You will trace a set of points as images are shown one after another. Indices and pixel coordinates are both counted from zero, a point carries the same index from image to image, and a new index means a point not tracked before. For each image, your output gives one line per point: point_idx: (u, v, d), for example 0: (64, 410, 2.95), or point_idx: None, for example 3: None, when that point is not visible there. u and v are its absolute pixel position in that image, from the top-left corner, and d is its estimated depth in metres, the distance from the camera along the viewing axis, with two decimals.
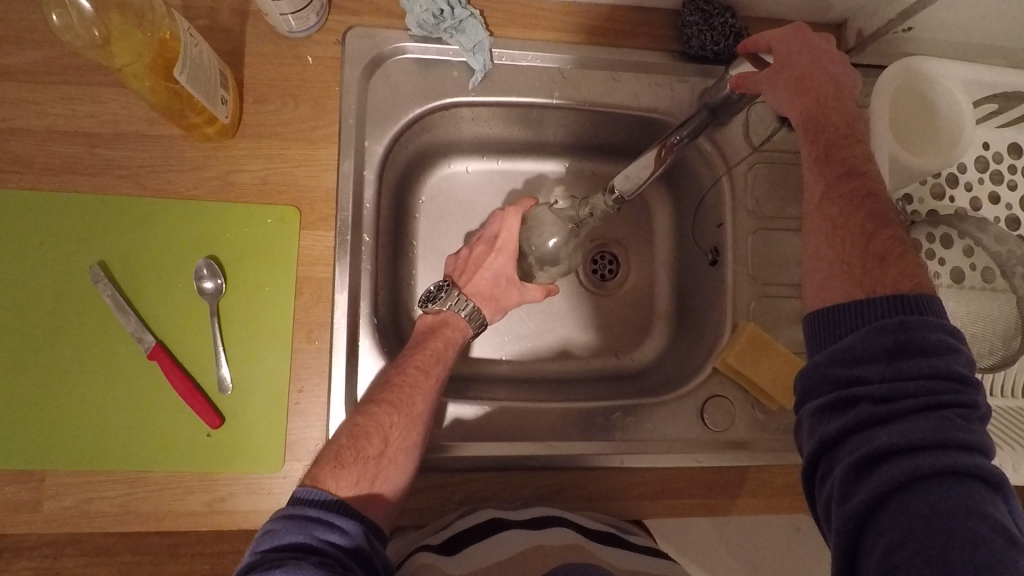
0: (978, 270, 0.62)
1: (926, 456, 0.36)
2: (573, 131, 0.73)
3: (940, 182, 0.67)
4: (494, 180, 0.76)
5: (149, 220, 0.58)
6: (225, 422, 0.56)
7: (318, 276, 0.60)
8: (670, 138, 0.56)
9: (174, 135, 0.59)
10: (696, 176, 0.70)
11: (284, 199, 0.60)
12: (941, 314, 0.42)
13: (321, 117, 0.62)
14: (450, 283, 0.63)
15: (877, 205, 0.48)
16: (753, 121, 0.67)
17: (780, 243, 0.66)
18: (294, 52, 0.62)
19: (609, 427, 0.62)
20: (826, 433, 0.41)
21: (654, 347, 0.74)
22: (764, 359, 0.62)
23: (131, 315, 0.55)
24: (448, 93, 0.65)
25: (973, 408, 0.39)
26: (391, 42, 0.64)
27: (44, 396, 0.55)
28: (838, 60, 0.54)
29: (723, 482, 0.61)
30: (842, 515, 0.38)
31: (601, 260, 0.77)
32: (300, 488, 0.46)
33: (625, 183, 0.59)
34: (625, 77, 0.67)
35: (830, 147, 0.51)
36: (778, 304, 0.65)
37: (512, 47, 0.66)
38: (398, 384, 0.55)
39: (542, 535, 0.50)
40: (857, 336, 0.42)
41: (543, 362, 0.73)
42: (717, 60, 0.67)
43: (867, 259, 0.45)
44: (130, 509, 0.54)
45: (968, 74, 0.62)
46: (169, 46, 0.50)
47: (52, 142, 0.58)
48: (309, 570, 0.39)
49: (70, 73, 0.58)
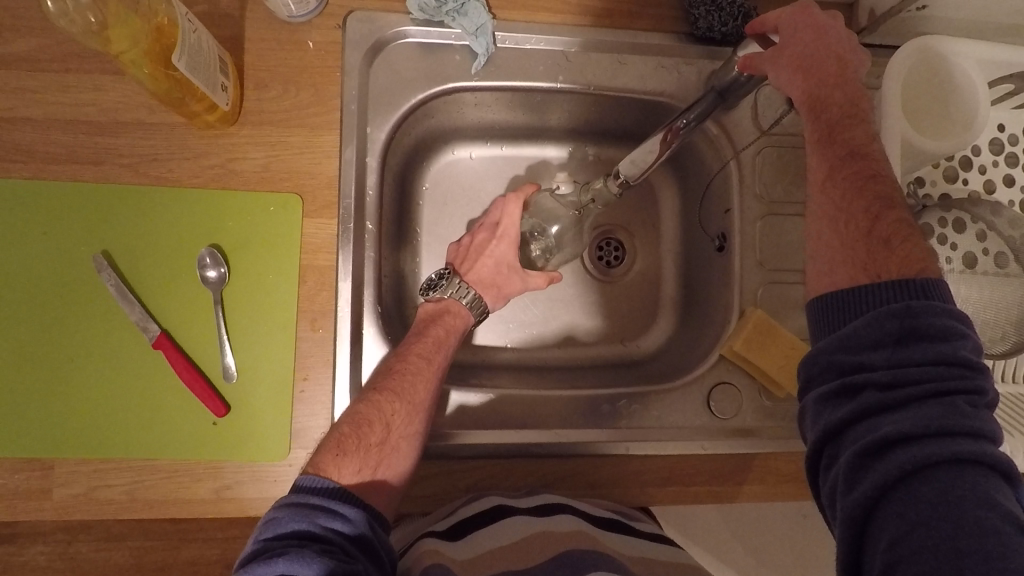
0: (991, 255, 0.61)
1: (933, 444, 0.36)
2: (578, 116, 0.72)
3: (953, 165, 0.65)
4: (497, 165, 0.75)
5: (151, 209, 0.58)
6: (231, 410, 0.56)
7: (320, 264, 0.59)
8: (676, 123, 0.55)
9: (175, 123, 0.59)
10: (703, 159, 0.69)
11: (286, 187, 0.60)
12: (948, 298, 0.41)
13: (323, 103, 0.61)
14: (451, 271, 0.63)
15: (884, 187, 0.47)
16: (761, 103, 0.66)
17: (788, 228, 0.65)
18: (295, 37, 0.61)
19: (615, 415, 0.62)
20: (830, 421, 0.40)
21: (661, 334, 0.73)
22: (772, 346, 0.61)
23: (135, 304, 0.55)
24: (450, 78, 0.64)
25: (979, 395, 0.38)
26: (392, 26, 0.63)
27: (51, 384, 0.55)
28: (846, 40, 0.52)
29: (730, 469, 0.61)
30: (847, 505, 0.37)
31: (607, 246, 0.76)
32: (302, 476, 0.46)
33: (631, 168, 0.57)
34: (631, 59, 0.66)
35: (836, 128, 0.50)
36: (786, 290, 0.64)
37: (516, 30, 0.64)
38: (399, 372, 0.55)
39: (549, 522, 0.50)
40: (862, 322, 0.41)
41: (549, 349, 0.72)
42: (725, 41, 0.66)
43: (875, 243, 0.44)
44: (139, 496, 0.54)
45: (984, 53, 0.60)
46: (166, 32, 0.49)
47: (55, 131, 0.57)
48: (311, 559, 0.40)
49: (69, 61, 0.58)
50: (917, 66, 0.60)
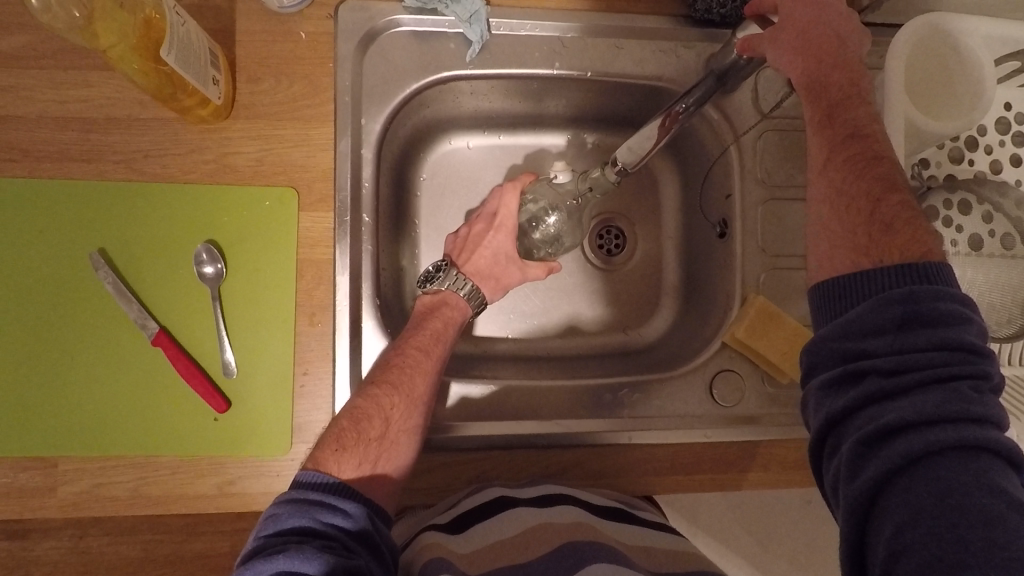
0: (997, 237, 0.60)
1: (937, 431, 0.35)
2: (576, 103, 0.71)
3: (958, 145, 0.64)
4: (494, 154, 0.74)
5: (149, 206, 0.57)
6: (231, 406, 0.56)
7: (318, 258, 0.59)
8: (676, 107, 0.54)
9: (168, 118, 0.58)
10: (703, 144, 0.68)
11: (281, 181, 0.59)
12: (953, 282, 0.40)
13: (316, 95, 0.60)
14: (450, 262, 0.62)
15: (883, 168, 0.46)
16: (762, 85, 0.65)
17: (790, 212, 0.64)
18: (286, 28, 0.60)
19: (617, 404, 0.61)
20: (832, 409, 0.39)
21: (663, 322, 0.73)
22: (775, 332, 0.61)
23: (133, 301, 0.55)
24: (446, 67, 0.63)
25: (984, 379, 0.37)
26: (385, 15, 0.62)
27: (51, 382, 0.55)
28: (846, 18, 0.51)
29: (733, 456, 0.61)
30: (850, 494, 0.37)
31: (607, 235, 0.75)
32: (302, 471, 0.47)
33: (628, 155, 0.57)
34: (628, 44, 0.65)
35: (835, 109, 0.49)
36: (788, 276, 0.64)
37: (510, 17, 0.63)
38: (398, 364, 0.54)
39: (550, 512, 0.50)
40: (863, 308, 0.40)
41: (551, 339, 0.72)
42: (723, 23, 0.65)
43: (877, 226, 0.43)
44: (143, 493, 0.55)
45: (988, 30, 0.59)
46: (155, 26, 0.49)
47: (47, 129, 0.57)
48: (311, 555, 0.40)
49: (60, 57, 0.57)
50: (921, 43, 0.58)
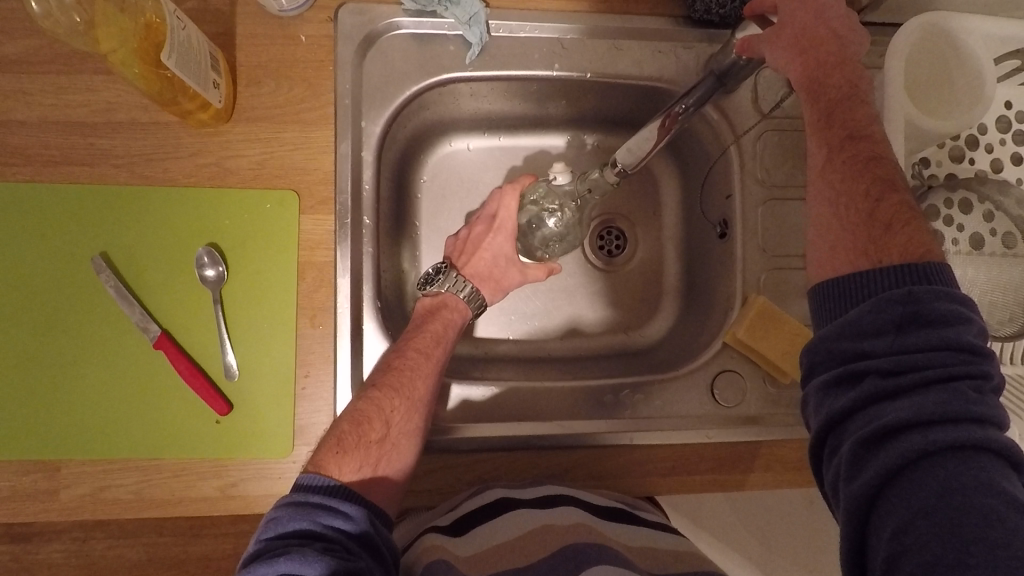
0: (998, 236, 0.60)
1: (936, 431, 0.35)
2: (576, 104, 0.71)
3: (959, 144, 0.64)
4: (495, 155, 0.74)
5: (150, 210, 0.58)
6: (233, 409, 0.56)
7: (318, 261, 0.59)
8: (676, 107, 0.54)
9: (169, 122, 0.58)
10: (703, 144, 0.68)
11: (282, 184, 0.59)
12: (952, 282, 0.40)
13: (316, 98, 0.60)
14: (449, 263, 0.62)
15: (883, 168, 0.46)
16: (762, 85, 0.65)
17: (790, 212, 0.64)
18: (285, 31, 0.60)
19: (618, 405, 0.61)
20: (832, 409, 0.39)
21: (664, 323, 0.73)
22: (775, 333, 0.61)
23: (134, 305, 0.55)
24: (446, 69, 0.63)
25: (984, 380, 0.37)
26: (385, 18, 0.62)
27: (53, 385, 0.56)
28: (845, 18, 0.51)
29: (735, 457, 0.61)
30: (851, 494, 0.37)
31: (607, 236, 0.75)
32: (303, 474, 0.46)
33: (627, 156, 0.57)
34: (627, 45, 0.65)
35: (835, 109, 0.49)
36: (788, 276, 0.64)
37: (510, 18, 0.63)
38: (399, 366, 0.55)
39: (551, 514, 0.50)
40: (862, 308, 0.40)
41: (552, 341, 0.72)
42: (723, 23, 0.65)
43: (877, 227, 0.43)
44: (144, 496, 0.55)
45: (989, 28, 0.59)
46: (155, 30, 0.49)
47: (49, 133, 0.57)
48: (312, 558, 0.40)
49: (61, 62, 0.57)
50: (922, 42, 0.58)
